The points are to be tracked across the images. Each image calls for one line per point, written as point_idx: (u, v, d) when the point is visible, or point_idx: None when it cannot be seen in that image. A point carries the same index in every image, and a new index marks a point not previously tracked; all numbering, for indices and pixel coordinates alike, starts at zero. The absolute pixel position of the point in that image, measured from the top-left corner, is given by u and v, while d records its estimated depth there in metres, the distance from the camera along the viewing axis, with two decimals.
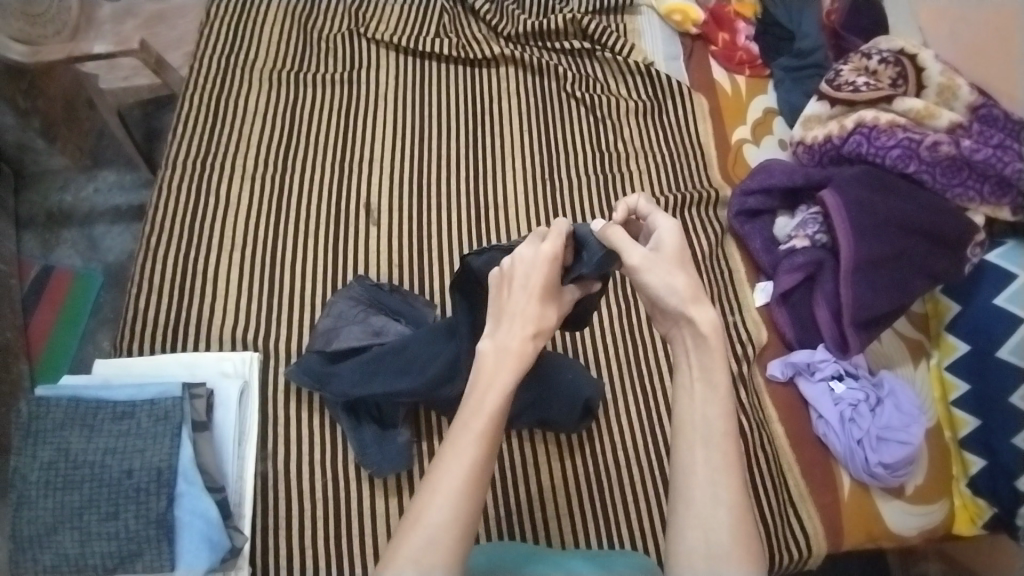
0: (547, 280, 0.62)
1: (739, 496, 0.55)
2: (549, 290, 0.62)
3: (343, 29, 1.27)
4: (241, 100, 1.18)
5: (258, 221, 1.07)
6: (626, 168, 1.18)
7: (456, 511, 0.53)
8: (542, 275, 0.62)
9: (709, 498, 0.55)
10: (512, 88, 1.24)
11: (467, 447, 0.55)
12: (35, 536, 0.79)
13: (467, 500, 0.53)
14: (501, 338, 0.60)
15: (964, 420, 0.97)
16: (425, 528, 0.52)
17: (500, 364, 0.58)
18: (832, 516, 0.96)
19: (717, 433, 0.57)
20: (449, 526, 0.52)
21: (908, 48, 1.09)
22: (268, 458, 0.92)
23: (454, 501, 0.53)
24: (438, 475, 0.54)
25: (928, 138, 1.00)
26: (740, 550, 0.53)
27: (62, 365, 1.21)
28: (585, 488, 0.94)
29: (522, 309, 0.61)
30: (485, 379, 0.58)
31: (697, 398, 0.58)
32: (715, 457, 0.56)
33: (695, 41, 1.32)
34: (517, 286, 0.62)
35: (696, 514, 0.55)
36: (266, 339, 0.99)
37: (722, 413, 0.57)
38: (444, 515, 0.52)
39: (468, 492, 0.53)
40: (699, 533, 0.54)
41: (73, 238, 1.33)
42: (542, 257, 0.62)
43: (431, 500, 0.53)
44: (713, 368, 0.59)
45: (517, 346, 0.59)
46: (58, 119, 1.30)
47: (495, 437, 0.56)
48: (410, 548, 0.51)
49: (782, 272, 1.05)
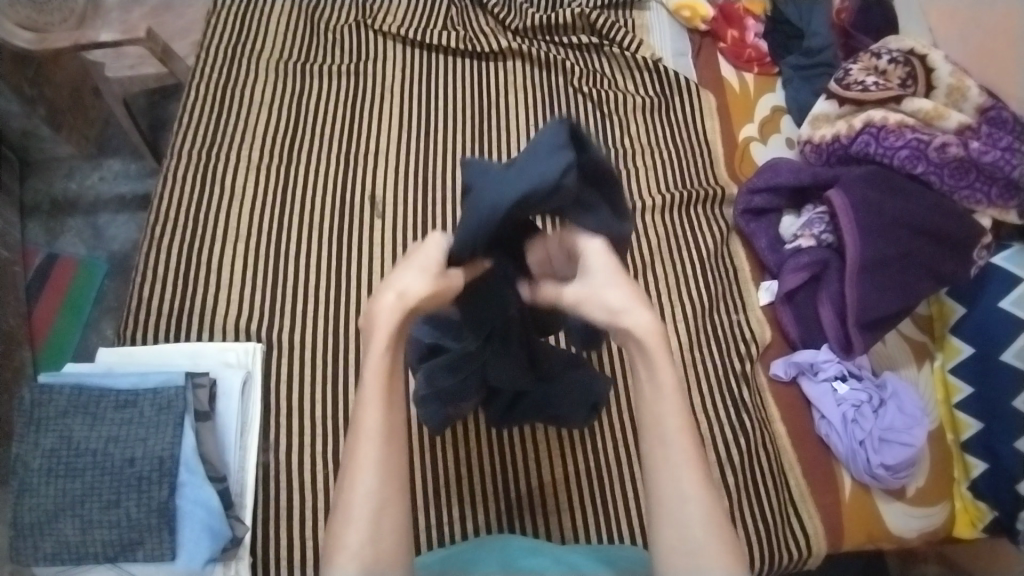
0: (431, 252, 0.61)
1: (704, 486, 0.59)
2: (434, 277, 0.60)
3: (350, 20, 1.26)
4: (247, 90, 1.17)
5: (263, 212, 1.07)
6: (632, 164, 1.17)
7: (380, 482, 0.58)
8: (437, 248, 0.61)
9: (678, 500, 0.59)
10: (520, 84, 1.24)
11: (371, 414, 0.59)
12: (36, 523, 0.79)
13: (389, 469, 0.58)
14: (378, 304, 0.60)
15: (967, 423, 0.96)
16: (354, 509, 0.57)
17: (372, 329, 0.60)
18: (832, 517, 0.96)
19: (673, 432, 0.60)
20: (377, 497, 0.57)
21: (919, 48, 1.09)
22: (270, 449, 0.92)
23: (378, 473, 0.58)
24: (355, 449, 0.59)
25: (937, 139, 0.99)
26: (718, 543, 0.58)
27: (65, 353, 1.22)
28: (585, 482, 0.94)
29: (401, 273, 0.60)
30: (368, 341, 0.60)
31: (647, 400, 0.61)
32: (676, 458, 0.59)
33: (704, 37, 1.32)
34: (403, 260, 0.61)
35: (668, 517, 0.59)
36: (270, 330, 0.99)
37: (675, 411, 0.60)
38: (369, 490, 0.57)
39: (384, 463, 0.58)
40: (675, 532, 0.59)
41: (78, 226, 1.33)
42: (438, 243, 0.61)
43: (355, 480, 0.58)
44: (656, 364, 0.60)
45: (386, 311, 0.59)
46: (63, 106, 1.29)
47: (392, 397, 0.60)
48: (346, 525, 0.57)
49: (788, 271, 1.04)
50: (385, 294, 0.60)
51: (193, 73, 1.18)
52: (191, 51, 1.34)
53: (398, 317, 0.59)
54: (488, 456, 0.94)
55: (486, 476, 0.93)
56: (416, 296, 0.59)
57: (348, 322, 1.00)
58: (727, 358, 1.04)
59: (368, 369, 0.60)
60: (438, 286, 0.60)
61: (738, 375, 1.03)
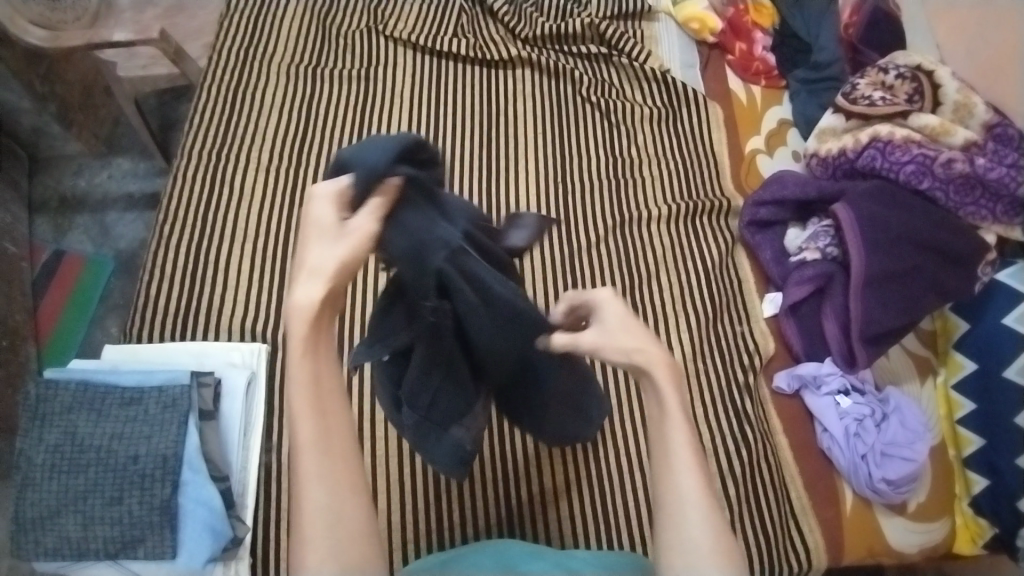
0: (315, 211, 0.52)
1: (708, 497, 0.57)
2: (343, 233, 0.52)
3: (361, 26, 1.27)
4: (258, 93, 1.18)
5: (271, 212, 1.08)
6: (638, 173, 1.18)
7: (331, 493, 0.52)
8: (327, 214, 0.52)
9: (680, 509, 0.57)
10: (528, 92, 1.25)
11: (306, 423, 0.52)
12: (39, 518, 0.79)
13: (340, 477, 0.53)
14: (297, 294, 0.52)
15: (969, 438, 0.96)
16: (309, 526, 0.52)
17: (295, 331, 0.52)
18: (833, 531, 0.96)
19: (678, 445, 0.57)
20: (333, 510, 0.52)
21: (926, 65, 1.10)
22: (273, 450, 0.92)
23: (326, 484, 0.52)
24: (296, 463, 0.52)
25: (943, 155, 0.99)
26: (717, 549, 0.56)
27: (70, 349, 1.22)
28: (587, 490, 0.94)
29: (311, 251, 0.52)
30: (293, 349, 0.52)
31: (653, 419, 0.59)
32: (679, 467, 0.57)
33: (712, 50, 1.33)
34: (310, 234, 0.52)
35: (671, 528, 0.57)
36: (276, 331, 0.99)
37: (682, 426, 0.58)
38: (325, 498, 0.52)
39: (332, 466, 0.53)
40: (677, 541, 0.56)
41: (85, 224, 1.34)
42: (322, 201, 0.52)
43: (304, 496, 0.52)
44: (664, 389, 0.58)
45: (304, 303, 0.51)
46: (74, 104, 1.30)
47: (325, 401, 0.53)
48: (309, 541, 0.51)
49: (792, 284, 1.05)
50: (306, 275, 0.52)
51: (204, 74, 1.19)
52: (203, 53, 1.35)
53: (317, 304, 0.51)
54: (490, 462, 0.94)
55: (488, 481, 0.93)
56: (328, 275, 0.51)
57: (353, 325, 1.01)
58: (730, 368, 1.04)
59: (293, 377, 0.52)
60: (357, 253, 0.52)
61: (741, 386, 1.03)
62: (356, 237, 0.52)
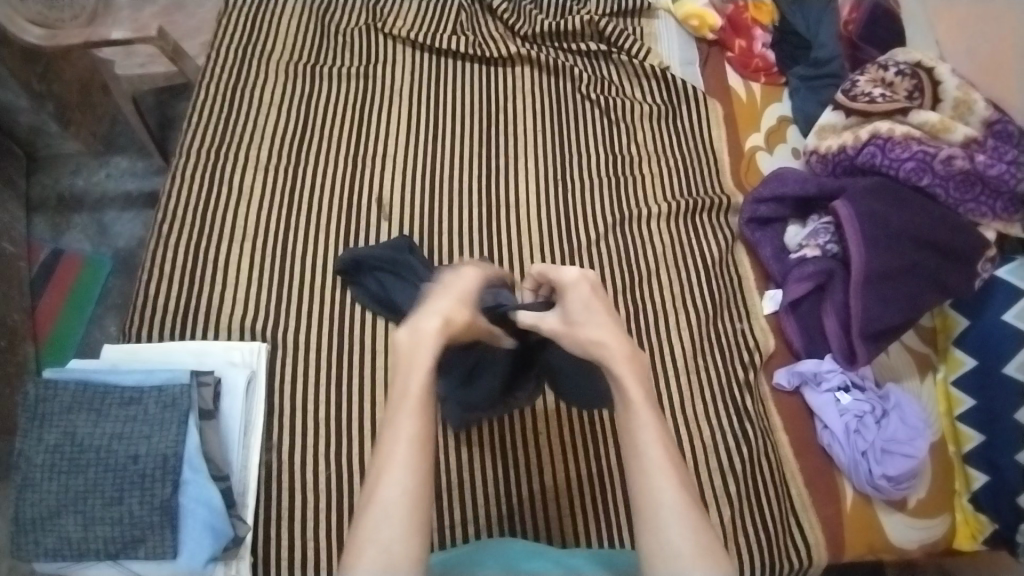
0: (462, 287, 0.68)
1: (682, 494, 0.59)
2: (465, 301, 0.67)
3: (360, 24, 1.27)
4: (256, 91, 1.18)
5: (270, 209, 1.07)
6: (638, 171, 1.18)
7: (410, 485, 0.57)
8: (464, 289, 0.68)
9: (655, 507, 0.58)
10: (528, 89, 1.24)
11: (406, 420, 0.59)
12: (39, 518, 0.79)
13: (421, 474, 0.57)
14: (415, 327, 0.63)
15: (969, 435, 0.96)
16: (378, 506, 0.56)
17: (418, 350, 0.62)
18: (833, 527, 0.96)
19: (647, 444, 0.60)
20: (405, 498, 0.56)
21: (925, 62, 1.09)
22: (273, 449, 0.92)
23: (408, 474, 0.57)
24: (386, 452, 0.58)
25: (943, 152, 0.99)
26: (700, 549, 0.57)
27: (69, 349, 1.22)
28: (587, 488, 0.94)
29: (428, 305, 0.65)
30: (412, 362, 0.62)
31: (623, 420, 0.62)
32: (652, 468, 0.59)
33: (711, 47, 1.32)
34: (437, 294, 0.67)
35: (649, 526, 0.58)
36: (275, 330, 0.99)
37: (651, 425, 0.61)
38: (401, 489, 0.56)
39: (416, 463, 0.58)
40: (655, 540, 0.58)
41: (83, 223, 1.33)
42: (467, 276, 0.70)
43: (384, 480, 0.57)
44: (630, 387, 0.62)
45: (430, 329, 0.63)
46: (72, 102, 1.29)
47: (428, 412, 0.60)
48: (374, 523, 0.55)
49: (792, 280, 1.04)
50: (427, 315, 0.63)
51: (202, 72, 1.18)
52: (201, 51, 1.35)
53: (436, 335, 0.62)
54: (491, 461, 0.94)
55: (489, 480, 0.93)
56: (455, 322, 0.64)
57: (353, 324, 1.00)
58: (730, 365, 1.04)
59: (406, 383, 0.61)
60: (465, 314, 0.66)
61: (741, 383, 1.03)
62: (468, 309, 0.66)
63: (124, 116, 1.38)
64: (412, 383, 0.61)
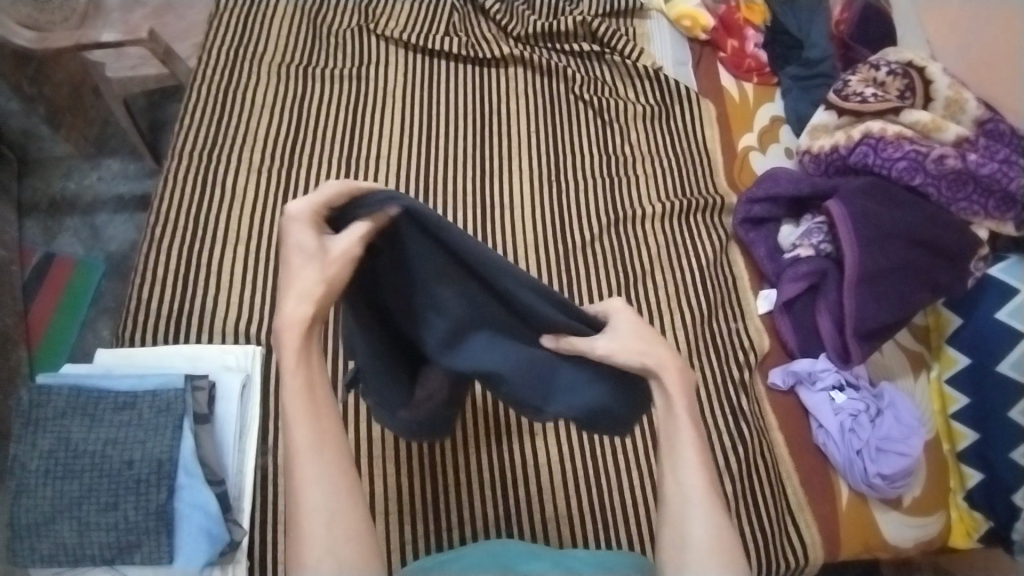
0: (297, 240, 0.57)
1: (709, 497, 0.65)
2: (313, 252, 0.57)
3: (352, 25, 1.26)
4: (248, 93, 1.17)
5: (264, 212, 1.07)
6: (632, 171, 1.18)
7: (326, 489, 0.59)
8: (307, 241, 0.57)
9: (683, 505, 0.65)
10: (521, 90, 1.24)
11: (302, 428, 0.59)
12: (34, 524, 0.78)
13: (337, 476, 0.60)
14: (283, 312, 0.58)
15: (963, 433, 0.97)
16: (309, 519, 0.58)
17: (287, 340, 0.58)
18: (829, 526, 0.96)
19: (684, 448, 0.66)
20: (329, 506, 0.59)
21: (917, 61, 1.10)
22: (269, 452, 0.92)
23: (323, 481, 0.59)
24: (296, 464, 0.59)
25: (934, 152, 1.00)
26: (716, 545, 0.64)
27: (61, 353, 1.21)
28: (584, 489, 0.94)
29: (297, 274, 0.56)
30: (285, 359, 0.58)
31: (663, 421, 0.67)
32: (684, 469, 0.66)
33: (704, 47, 1.33)
34: (292, 259, 0.57)
35: (675, 519, 0.66)
36: (269, 334, 0.98)
37: (688, 431, 0.65)
38: (325, 496, 0.59)
39: (331, 465, 0.59)
40: (679, 533, 0.65)
41: (75, 226, 1.33)
42: (302, 225, 0.57)
43: (304, 492, 0.59)
44: (672, 394, 0.65)
45: (296, 316, 0.57)
46: (63, 105, 1.28)
47: (323, 406, 0.60)
48: (311, 537, 0.58)
49: (786, 280, 1.05)
50: (294, 300, 0.57)
51: (194, 74, 1.18)
52: (193, 53, 1.34)
53: (304, 318, 0.57)
54: (488, 465, 0.94)
55: (485, 482, 0.93)
56: (312, 300, 0.57)
57: None
58: (725, 364, 1.04)
59: (286, 386, 0.59)
60: (321, 271, 0.56)
61: (736, 383, 1.03)
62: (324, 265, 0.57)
63: (115, 118, 1.37)
64: (290, 386, 0.58)
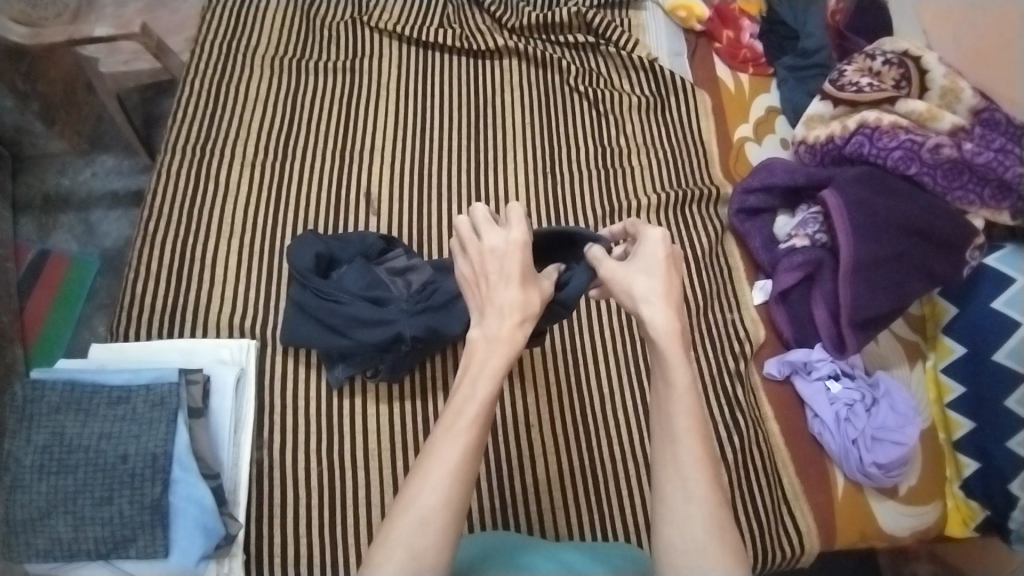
0: (524, 262, 0.65)
1: (713, 491, 0.58)
2: (528, 278, 0.66)
3: (346, 17, 1.26)
4: (241, 86, 1.17)
5: (258, 206, 1.07)
6: (628, 163, 1.18)
7: (448, 492, 0.56)
8: (519, 262, 0.65)
9: (682, 498, 0.58)
10: (516, 81, 1.24)
11: (460, 432, 0.59)
12: (28, 520, 0.78)
13: (460, 483, 0.57)
14: (488, 327, 0.63)
15: (959, 422, 0.97)
16: (416, 509, 0.56)
17: (493, 353, 0.62)
18: (825, 516, 0.96)
19: (682, 430, 0.60)
20: (443, 509, 0.56)
21: (913, 50, 1.09)
22: (264, 446, 0.91)
23: (448, 482, 0.57)
24: (433, 458, 0.58)
25: (931, 140, 0.99)
26: (718, 544, 0.57)
27: (57, 350, 1.21)
28: (581, 480, 0.94)
29: (501, 298, 0.64)
30: (477, 369, 0.61)
31: (661, 397, 0.62)
32: (684, 461, 0.59)
33: (699, 37, 1.32)
34: (493, 278, 0.65)
35: (674, 514, 0.58)
36: (264, 328, 0.98)
37: (687, 411, 0.60)
38: (439, 498, 0.56)
39: (460, 476, 0.57)
40: (677, 531, 0.58)
41: (70, 223, 1.32)
42: (513, 248, 0.65)
43: (422, 486, 0.57)
44: (670, 362, 0.61)
45: (510, 335, 0.63)
46: (57, 101, 1.28)
47: (484, 423, 0.60)
48: (406, 527, 0.55)
49: (781, 270, 1.05)
50: (502, 319, 0.63)
51: (187, 68, 1.17)
52: (185, 47, 1.34)
53: (519, 337, 0.63)
54: (484, 458, 0.94)
55: (482, 473, 0.93)
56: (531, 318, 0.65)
57: None
58: (721, 355, 1.04)
59: (477, 388, 0.61)
60: (538, 295, 0.66)
61: (732, 373, 1.03)
62: (535, 286, 0.66)
63: (109, 114, 1.36)
64: (480, 391, 0.61)
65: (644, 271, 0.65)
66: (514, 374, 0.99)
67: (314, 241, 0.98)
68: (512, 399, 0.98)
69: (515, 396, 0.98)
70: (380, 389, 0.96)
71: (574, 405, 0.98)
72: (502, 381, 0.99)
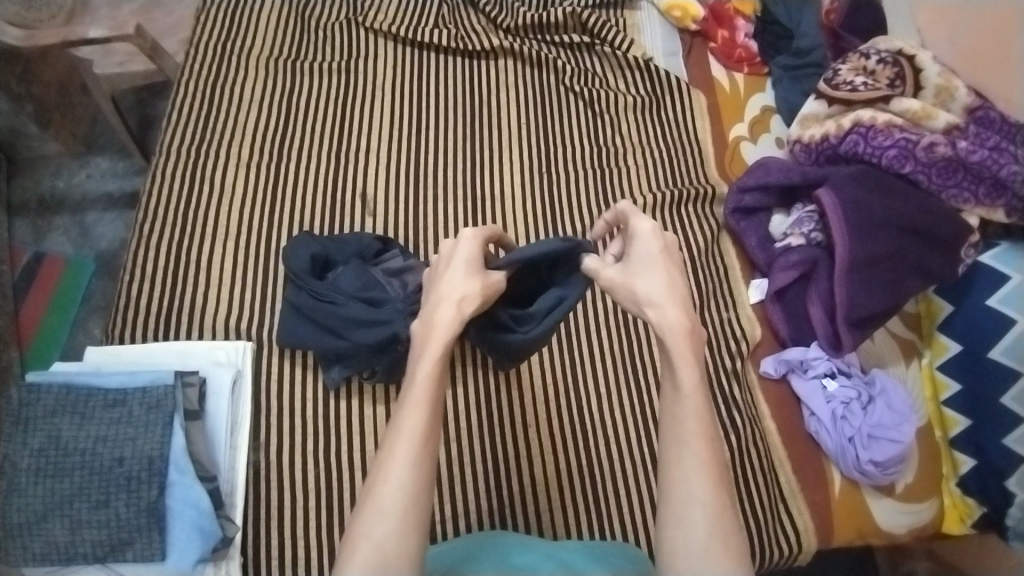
0: (473, 255, 0.68)
1: (716, 494, 0.58)
2: (475, 267, 0.68)
3: (341, 18, 1.26)
4: (236, 88, 1.16)
5: (254, 207, 1.06)
6: (623, 163, 1.18)
7: (409, 478, 0.57)
8: (468, 256, 0.68)
9: (687, 499, 0.58)
10: (511, 81, 1.24)
11: (411, 415, 0.60)
12: (24, 524, 0.78)
13: (418, 467, 0.58)
14: (430, 313, 0.65)
15: (954, 420, 0.97)
16: (378, 499, 0.57)
17: (430, 335, 0.63)
18: (821, 513, 0.96)
19: (689, 433, 0.60)
20: (402, 496, 0.57)
21: (907, 49, 1.10)
22: (261, 448, 0.91)
23: (407, 467, 0.58)
24: (391, 445, 0.59)
25: (925, 139, 1.00)
26: (718, 546, 0.57)
27: (53, 352, 1.21)
28: (578, 479, 0.94)
29: (444, 284, 0.66)
30: (422, 353, 0.63)
31: (669, 400, 0.63)
32: (690, 463, 0.59)
33: (694, 37, 1.32)
34: (446, 268, 0.68)
35: (677, 515, 0.58)
36: (260, 330, 0.98)
37: (694, 414, 0.61)
38: (399, 486, 0.57)
39: (417, 460, 0.58)
40: (680, 532, 0.58)
41: (65, 225, 1.32)
42: (467, 244, 0.69)
43: (383, 474, 0.58)
44: (679, 365, 0.62)
45: (444, 316, 0.64)
46: (51, 103, 1.28)
47: (432, 405, 0.61)
48: (370, 520, 0.56)
49: (777, 269, 1.05)
50: (447, 304, 0.65)
51: (182, 70, 1.17)
52: (180, 48, 1.34)
53: (454, 320, 0.64)
54: (481, 458, 0.94)
55: (479, 473, 0.94)
56: (471, 302, 0.66)
57: None
58: (717, 354, 1.05)
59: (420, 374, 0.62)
60: (482, 284, 0.67)
61: (727, 372, 1.04)
62: (480, 273, 0.68)
63: (103, 116, 1.36)
64: (421, 372, 0.62)
65: (642, 271, 0.66)
66: (511, 374, 0.99)
67: (310, 242, 0.98)
68: (509, 400, 0.98)
69: (512, 396, 0.98)
70: (378, 390, 0.96)
71: (572, 405, 0.98)
72: (499, 382, 0.99)
